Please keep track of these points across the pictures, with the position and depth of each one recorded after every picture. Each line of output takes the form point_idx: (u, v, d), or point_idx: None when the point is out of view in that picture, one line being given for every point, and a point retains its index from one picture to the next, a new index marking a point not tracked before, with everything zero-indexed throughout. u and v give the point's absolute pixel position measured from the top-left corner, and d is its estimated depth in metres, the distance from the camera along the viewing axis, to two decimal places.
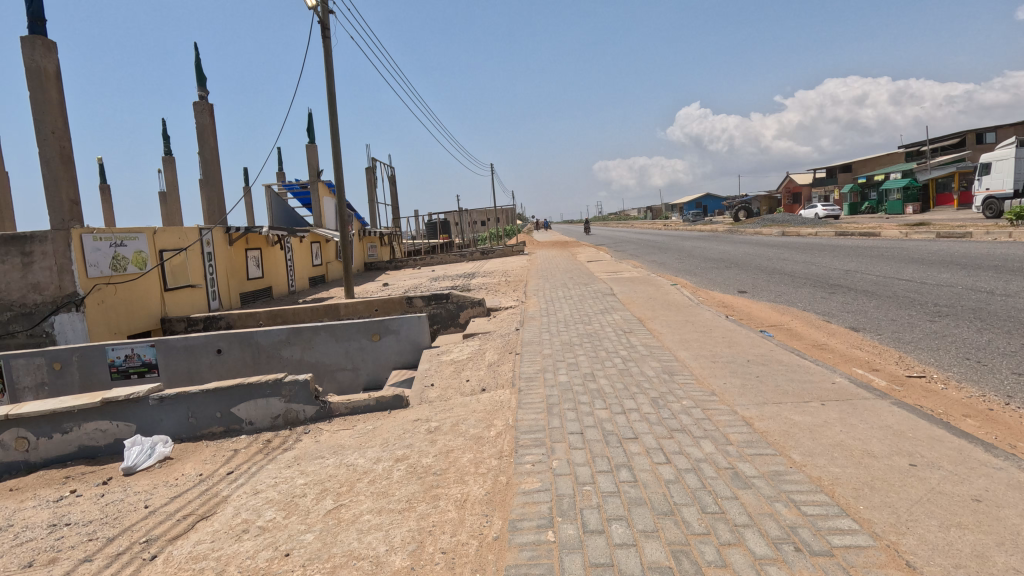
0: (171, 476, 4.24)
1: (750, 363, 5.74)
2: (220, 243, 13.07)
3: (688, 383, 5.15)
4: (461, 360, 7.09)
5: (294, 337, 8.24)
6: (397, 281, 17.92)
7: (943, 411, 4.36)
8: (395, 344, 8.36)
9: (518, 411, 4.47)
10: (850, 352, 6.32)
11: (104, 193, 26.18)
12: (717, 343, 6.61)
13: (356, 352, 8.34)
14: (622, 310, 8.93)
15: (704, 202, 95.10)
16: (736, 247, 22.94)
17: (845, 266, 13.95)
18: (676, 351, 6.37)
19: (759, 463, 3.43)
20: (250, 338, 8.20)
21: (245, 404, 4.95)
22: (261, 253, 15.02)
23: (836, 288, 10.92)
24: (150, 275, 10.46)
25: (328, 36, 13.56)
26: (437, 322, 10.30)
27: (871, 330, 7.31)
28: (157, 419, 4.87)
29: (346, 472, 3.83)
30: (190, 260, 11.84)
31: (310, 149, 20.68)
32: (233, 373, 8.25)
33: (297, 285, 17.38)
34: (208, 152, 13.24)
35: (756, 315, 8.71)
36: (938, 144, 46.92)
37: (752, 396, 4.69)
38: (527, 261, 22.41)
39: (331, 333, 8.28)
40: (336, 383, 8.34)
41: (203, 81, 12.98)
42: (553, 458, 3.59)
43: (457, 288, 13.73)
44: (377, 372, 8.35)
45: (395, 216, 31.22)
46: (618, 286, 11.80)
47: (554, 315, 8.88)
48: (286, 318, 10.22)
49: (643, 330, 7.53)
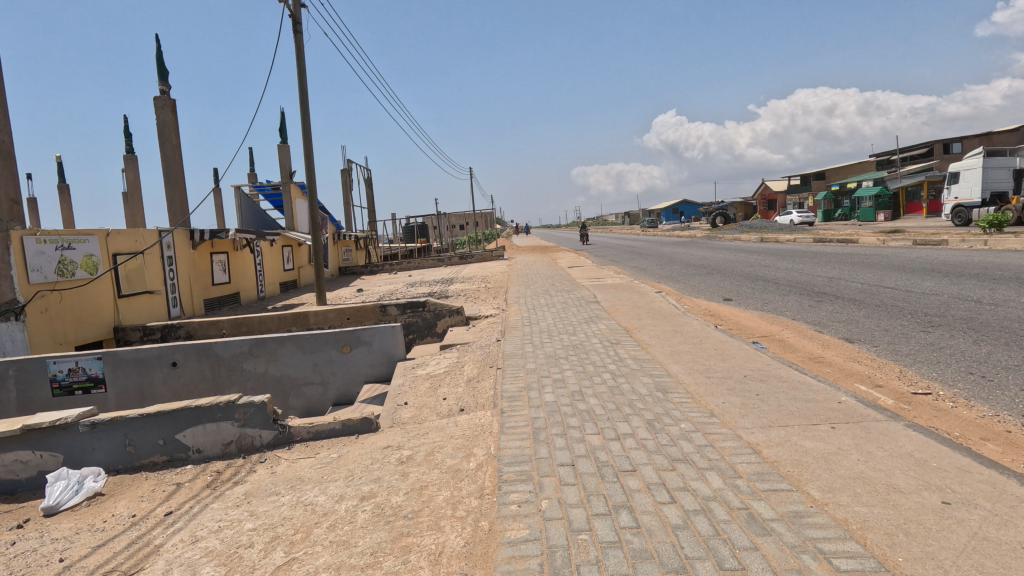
0: (99, 518, 3.66)
1: (748, 379, 5.36)
2: (183, 247, 12.34)
3: (685, 402, 4.74)
4: (438, 375, 6.58)
5: (257, 349, 7.63)
6: (372, 286, 17.28)
7: (960, 434, 4.02)
8: (367, 356, 7.80)
9: (501, 437, 4.01)
10: (848, 365, 6.03)
11: (63, 194, 24.94)
12: (709, 356, 6.25)
13: (325, 365, 7.76)
14: (607, 320, 8.53)
15: (680, 208, 96.10)
16: (716, 253, 22.92)
17: (827, 274, 13.83)
18: (668, 365, 5.98)
19: (776, 502, 3.02)
20: (209, 350, 7.58)
21: (193, 430, 4.38)
22: (227, 257, 14.26)
23: (823, 296, 10.71)
24: (102, 281, 9.72)
25: (299, 30, 12.97)
26: (413, 331, 9.76)
27: (866, 341, 7.05)
28: (88, 449, 4.29)
29: (304, 514, 3.31)
30: (148, 265, 11.11)
31: (282, 150, 19.93)
32: (189, 388, 7.62)
33: (266, 291, 16.61)
34: (170, 150, 12.48)
35: (746, 325, 8.41)
36: (907, 153, 48.02)
37: (756, 417, 4.33)
38: (506, 266, 21.94)
39: (298, 345, 7.69)
40: (303, 400, 7.75)
41: (164, 75, 12.25)
42: (541, 497, 3.14)
43: (435, 294, 13.19)
44: (348, 387, 7.79)
45: (371, 219, 30.53)
46: (601, 293, 11.44)
47: (537, 324, 8.44)
48: (251, 327, 9.58)
49: (630, 342, 7.13)
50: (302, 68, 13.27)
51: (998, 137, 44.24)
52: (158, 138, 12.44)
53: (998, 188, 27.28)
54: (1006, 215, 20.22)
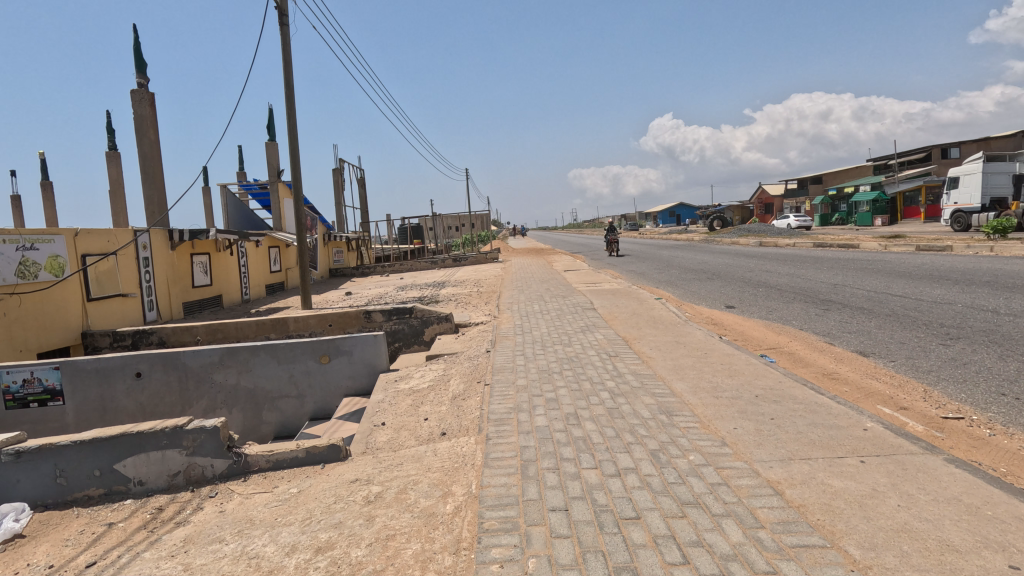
0: (10, 568, 3.12)
1: (760, 400, 4.86)
2: (160, 247, 11.76)
3: (691, 428, 4.24)
4: (421, 390, 6.05)
5: (229, 359, 7.10)
6: (361, 290, 16.74)
7: (1006, 470, 3.54)
8: (347, 367, 7.25)
9: (484, 472, 3.49)
10: (866, 383, 5.55)
11: (46, 191, 24.22)
12: (716, 372, 5.76)
13: (302, 376, 7.23)
14: (604, 329, 8.03)
15: (677, 211, 95.72)
16: (715, 257, 22.54)
17: (832, 280, 13.37)
18: (672, 382, 5.47)
19: (809, 564, 2.52)
20: (177, 359, 7.04)
21: (133, 459, 3.85)
22: (209, 258, 13.68)
23: (829, 304, 10.25)
24: (69, 283, 9.16)
25: (285, 23, 12.46)
26: (399, 339, 9.24)
27: (882, 355, 6.59)
28: (11, 481, 3.77)
29: (245, 570, 2.78)
30: (122, 266, 10.52)
31: (270, 148, 19.37)
32: (155, 401, 7.07)
33: (250, 293, 16.02)
34: (147, 146, 11.92)
35: (751, 335, 7.94)
36: (905, 158, 47.79)
37: (775, 448, 3.82)
38: (501, 269, 21.38)
39: (272, 354, 7.16)
40: (278, 413, 7.22)
41: (142, 67, 11.70)
42: (528, 555, 2.62)
43: (424, 299, 12.67)
44: (327, 399, 7.25)
45: (364, 220, 29.99)
46: (598, 299, 10.94)
47: (529, 333, 7.93)
48: (227, 333, 9.05)
49: (629, 355, 6.62)
50: (288, 62, 12.75)
51: (995, 142, 44.10)
52: (135, 134, 11.87)
53: (997, 194, 26.99)
54: (1010, 221, 19.86)
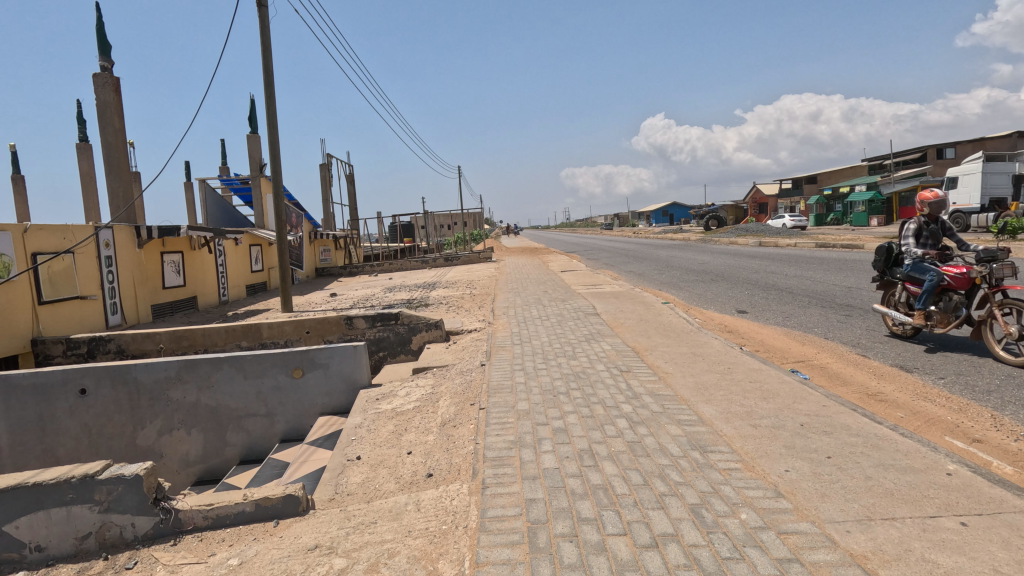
0: None
1: (807, 431, 4.09)
2: (126, 245, 10.81)
3: (734, 471, 3.46)
4: (407, 412, 5.22)
5: (188, 372, 6.22)
6: (347, 291, 15.85)
7: None
8: (323, 382, 6.34)
9: (481, 542, 2.68)
10: (920, 405, 4.80)
11: (18, 186, 23.03)
12: (746, 393, 5.00)
13: (272, 393, 6.34)
14: (611, 338, 7.26)
15: (670, 211, 95.42)
16: (715, 257, 21.84)
17: (845, 283, 12.64)
18: (698, 407, 4.67)
19: None
20: (127, 374, 6.16)
21: (30, 519, 3.06)
22: (182, 257, 12.73)
23: (850, 309, 9.52)
24: (17, 284, 8.23)
25: (262, 3, 11.59)
26: (383, 348, 8.39)
27: (926, 371, 5.83)
28: None
29: None
30: (80, 266, 9.57)
31: (252, 141, 18.43)
32: (102, 421, 6.21)
33: (228, 294, 15.07)
34: (111, 134, 11.00)
35: (774, 346, 7.19)
36: (900, 159, 47.32)
37: (846, 504, 3.04)
38: (495, 270, 20.52)
39: (238, 368, 6.28)
40: (244, 435, 6.35)
41: (105, 49, 10.78)
42: None
43: (413, 302, 11.85)
44: (300, 418, 6.36)
45: (353, 218, 29.05)
46: (601, 304, 10.12)
47: (528, 342, 7.14)
48: (194, 341, 8.16)
49: (644, 370, 5.82)
50: (266, 48, 11.91)
51: (990, 143, 43.80)
52: (98, 121, 10.96)
53: (997, 194, 26.47)
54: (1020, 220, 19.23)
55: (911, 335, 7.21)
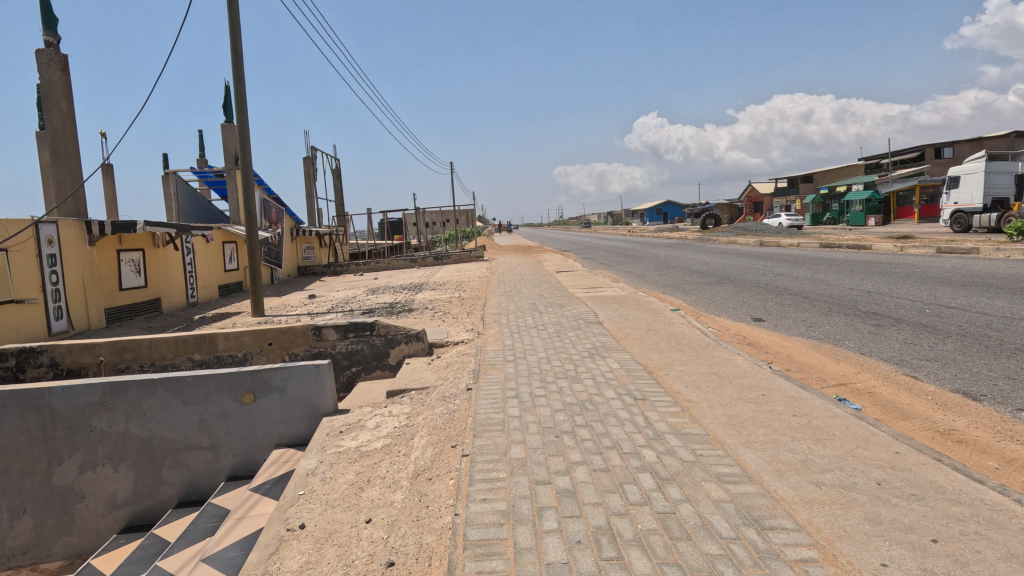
0: None
1: (891, 494, 3.11)
2: (74, 242, 9.70)
3: (812, 566, 2.49)
4: (373, 454, 4.19)
5: (114, 397, 5.16)
6: (326, 292, 14.78)
7: None
8: (278, 408, 5.29)
9: None
10: (1014, 451, 3.83)
11: None
12: (794, 432, 4.04)
13: (217, 421, 5.29)
14: (618, 354, 6.28)
15: (664, 210, 94.87)
16: (716, 258, 20.94)
17: (862, 286, 11.74)
18: (740, 455, 3.68)
19: None
20: (40, 400, 5.11)
21: None
22: (142, 255, 11.62)
23: (879, 318, 8.58)
24: None
25: None
26: (357, 362, 7.36)
27: (998, 400, 4.87)
28: None
29: None
30: (16, 266, 8.45)
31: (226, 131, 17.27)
32: (11, 456, 5.18)
33: (198, 296, 13.94)
34: (57, 119, 9.90)
35: (807, 364, 6.23)
36: (897, 159, 46.69)
37: None
38: (487, 269, 19.44)
39: (175, 392, 5.22)
40: (183, 471, 5.32)
41: (50, 22, 9.65)
42: None
43: (394, 307, 10.83)
44: (250, 451, 5.32)
45: (339, 214, 27.89)
46: (602, 310, 9.12)
47: (523, 359, 6.16)
48: (139, 353, 7.09)
49: (662, 398, 4.84)
50: (233, 25, 10.79)
51: (987, 142, 43.26)
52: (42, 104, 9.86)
53: (1000, 194, 25.76)
54: None
55: (964, 355, 6.26)
